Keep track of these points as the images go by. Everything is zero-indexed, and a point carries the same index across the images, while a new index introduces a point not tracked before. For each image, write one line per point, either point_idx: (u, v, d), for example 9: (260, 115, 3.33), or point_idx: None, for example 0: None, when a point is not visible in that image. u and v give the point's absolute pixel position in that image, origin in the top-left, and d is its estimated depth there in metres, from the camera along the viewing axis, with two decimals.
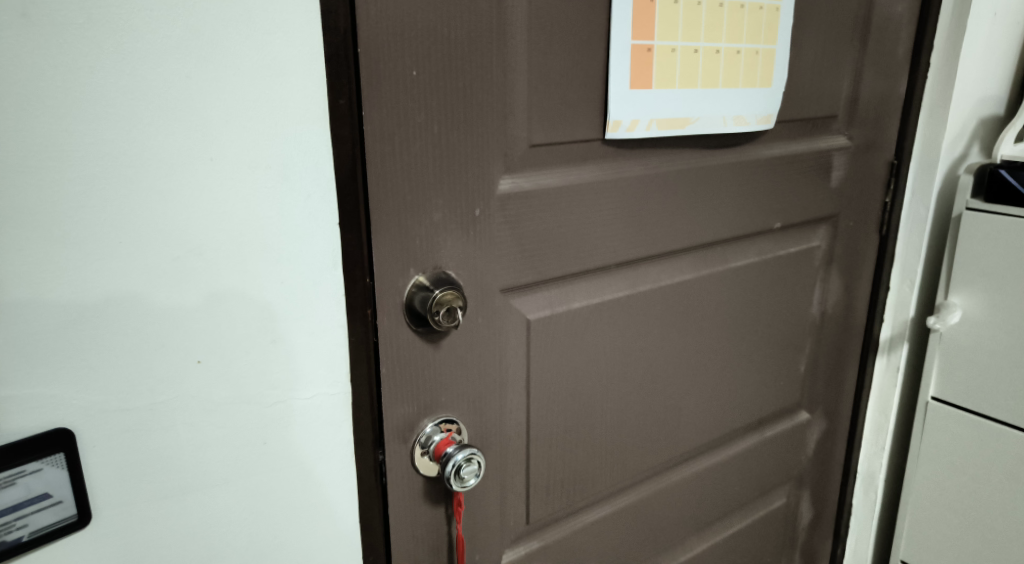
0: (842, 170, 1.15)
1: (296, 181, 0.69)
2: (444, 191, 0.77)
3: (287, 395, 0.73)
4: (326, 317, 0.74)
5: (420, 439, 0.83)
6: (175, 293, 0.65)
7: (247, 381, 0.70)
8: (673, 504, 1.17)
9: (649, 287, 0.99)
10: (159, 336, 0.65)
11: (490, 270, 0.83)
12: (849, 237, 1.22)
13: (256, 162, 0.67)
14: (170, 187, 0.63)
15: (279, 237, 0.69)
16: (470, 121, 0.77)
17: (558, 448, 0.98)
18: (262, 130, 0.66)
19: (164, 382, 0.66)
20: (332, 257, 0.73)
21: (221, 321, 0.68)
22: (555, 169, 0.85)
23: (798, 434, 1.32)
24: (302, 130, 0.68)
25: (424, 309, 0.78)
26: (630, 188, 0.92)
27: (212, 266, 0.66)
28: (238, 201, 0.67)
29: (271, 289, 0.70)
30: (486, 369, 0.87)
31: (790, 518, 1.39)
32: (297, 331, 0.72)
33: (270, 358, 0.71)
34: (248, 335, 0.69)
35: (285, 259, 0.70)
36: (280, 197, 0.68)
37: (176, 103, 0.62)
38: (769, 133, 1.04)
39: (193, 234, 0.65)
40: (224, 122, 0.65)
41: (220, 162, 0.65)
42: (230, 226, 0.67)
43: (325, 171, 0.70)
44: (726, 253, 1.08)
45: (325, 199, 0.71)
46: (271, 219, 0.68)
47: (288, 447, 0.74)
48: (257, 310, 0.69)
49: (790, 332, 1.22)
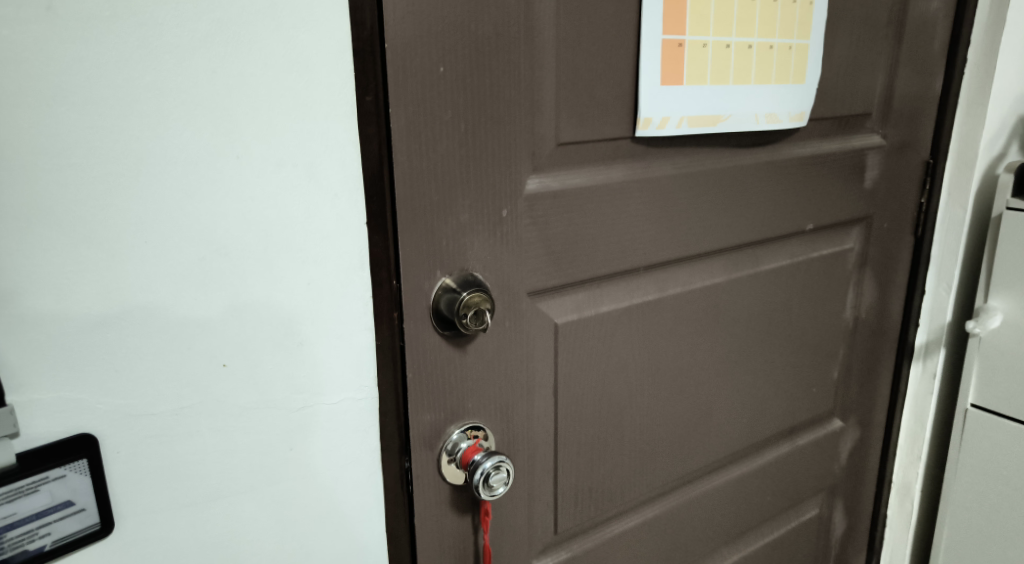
0: (875, 170, 1.11)
1: (323, 180, 0.68)
2: (471, 192, 0.75)
3: (315, 401, 0.71)
4: (353, 320, 0.72)
5: (446, 446, 0.81)
6: (202, 294, 0.64)
7: (274, 386, 0.69)
8: (703, 514, 1.14)
9: (679, 290, 0.97)
10: (185, 339, 0.63)
11: (519, 273, 0.81)
12: (884, 240, 1.18)
13: (284, 160, 0.65)
14: (196, 186, 0.62)
15: (305, 235, 0.67)
16: (498, 119, 0.75)
17: (586, 457, 0.95)
18: (288, 126, 0.65)
19: (189, 387, 0.64)
20: (358, 258, 0.71)
21: (247, 324, 0.66)
22: (583, 168, 0.83)
23: (830, 443, 1.29)
24: (329, 129, 0.67)
25: (450, 313, 0.76)
26: (661, 188, 0.89)
27: (236, 267, 0.65)
28: (266, 201, 0.65)
29: (297, 290, 0.68)
30: (514, 374, 0.85)
31: (822, 528, 1.35)
32: (324, 335, 0.70)
33: (295, 362, 0.69)
34: (275, 338, 0.68)
35: (311, 260, 0.68)
36: (308, 195, 0.67)
37: (204, 100, 0.61)
38: (802, 131, 1.01)
39: (219, 235, 0.64)
40: (251, 120, 0.63)
41: (248, 160, 0.64)
42: (256, 226, 0.65)
43: (352, 170, 0.69)
44: (757, 256, 1.05)
45: (352, 198, 0.69)
46: (297, 219, 0.67)
47: (314, 454, 0.72)
48: (283, 311, 0.68)
49: (824, 338, 1.19)
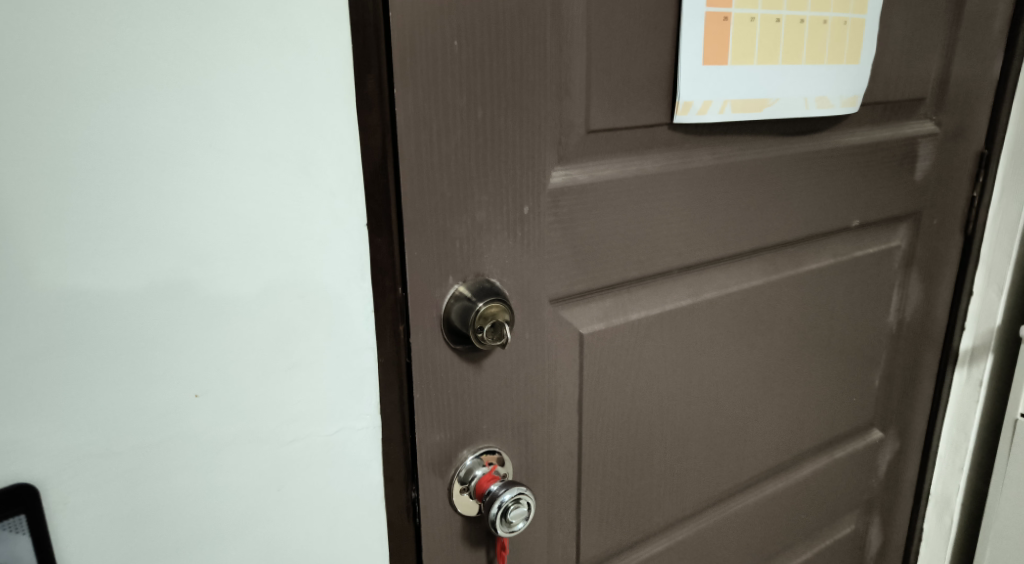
0: (928, 160, 1.01)
1: (318, 175, 0.58)
2: (489, 186, 0.66)
3: (308, 432, 0.62)
4: (353, 339, 0.63)
5: (459, 473, 0.72)
6: (173, 312, 0.54)
7: (260, 416, 0.59)
8: (734, 534, 1.05)
9: (715, 294, 0.87)
10: (154, 365, 0.54)
11: (541, 278, 0.71)
12: (933, 237, 1.08)
13: (272, 152, 0.56)
14: (162, 185, 0.52)
15: (296, 241, 0.58)
16: (520, 104, 0.65)
17: (611, 478, 0.86)
18: (275, 114, 0.55)
19: (159, 421, 0.55)
20: (358, 267, 0.61)
21: (228, 346, 0.57)
22: (614, 159, 0.73)
23: (869, 455, 1.20)
24: (324, 115, 0.57)
25: (464, 325, 0.66)
26: (699, 181, 0.79)
27: (213, 280, 0.55)
28: (249, 201, 0.56)
29: (287, 304, 0.59)
30: (535, 391, 0.75)
31: (858, 544, 1.27)
32: (319, 356, 0.61)
33: (285, 388, 0.60)
34: (261, 362, 0.58)
35: (303, 270, 0.59)
36: (299, 193, 0.57)
37: (173, 83, 0.51)
38: (854, 118, 0.91)
39: (194, 241, 0.54)
40: (231, 105, 0.53)
41: (227, 153, 0.54)
42: (236, 232, 0.55)
43: (351, 165, 0.59)
44: (799, 255, 0.95)
45: (351, 197, 0.60)
46: (287, 221, 0.57)
47: (307, 492, 0.63)
48: (271, 330, 0.58)
49: (866, 344, 1.09)
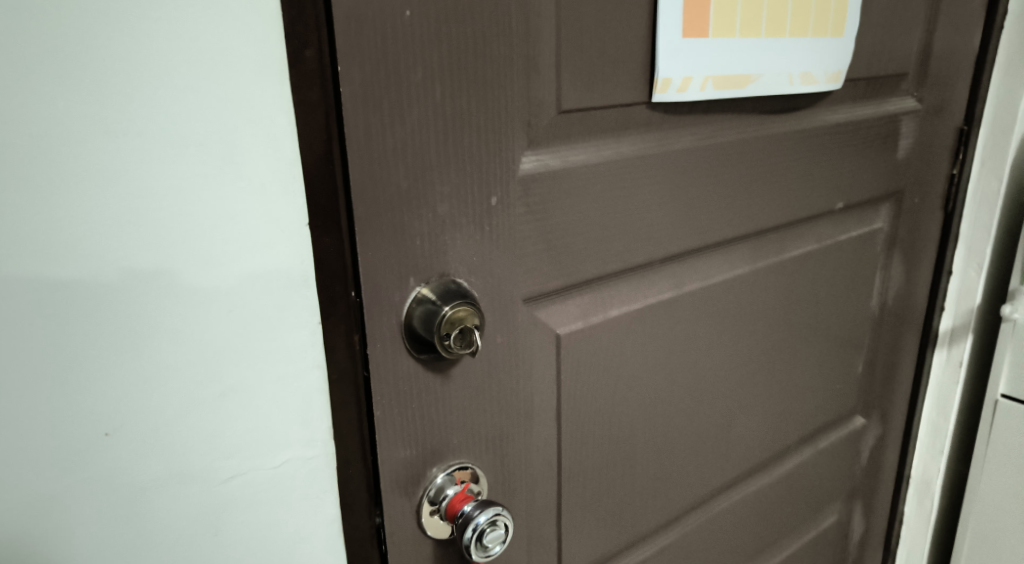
0: (910, 137, 0.97)
1: (247, 169, 0.51)
2: (451, 175, 0.59)
3: (247, 467, 0.56)
4: (296, 356, 0.56)
5: (429, 493, 0.65)
6: (74, 338, 0.48)
7: (189, 451, 0.53)
8: (720, 533, 1.00)
9: (698, 286, 0.81)
10: (50, 402, 0.48)
11: (512, 275, 0.65)
12: (914, 217, 1.04)
13: (187, 145, 0.49)
14: (56, 196, 0.46)
15: (223, 247, 0.51)
16: (483, 82, 0.58)
17: (593, 486, 0.80)
18: (187, 105, 0.48)
19: (62, 465, 0.49)
20: (299, 275, 0.55)
21: (144, 375, 0.51)
22: (588, 142, 0.66)
23: (852, 443, 1.16)
24: (249, 99, 0.50)
25: (428, 332, 0.59)
26: (677, 164, 0.73)
27: (123, 302, 0.49)
28: (164, 210, 0.49)
29: (216, 321, 0.52)
30: (509, 399, 0.69)
31: (842, 534, 1.24)
32: (257, 377, 0.55)
33: (216, 418, 0.54)
34: (185, 391, 0.52)
35: (233, 282, 0.52)
36: (223, 196, 0.51)
37: (63, 69, 0.45)
38: (836, 94, 0.86)
39: (99, 259, 0.48)
40: (129, 101, 0.47)
41: (132, 156, 0.47)
42: (149, 248, 0.49)
43: (284, 156, 0.52)
44: (782, 241, 0.90)
45: (286, 191, 0.53)
46: (210, 231, 0.51)
47: (249, 529, 0.57)
48: (195, 355, 0.52)
49: (849, 330, 1.05)
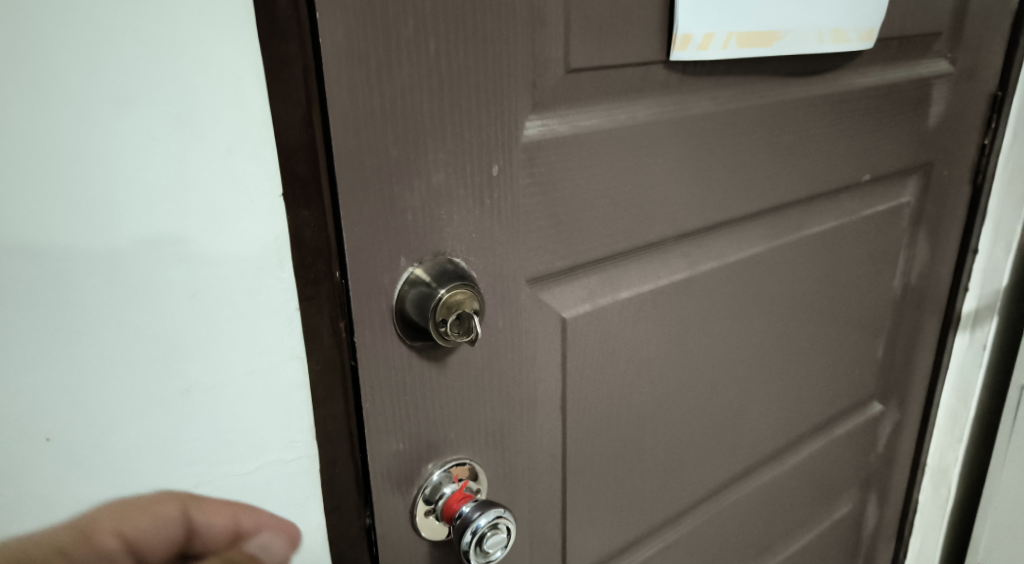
0: (941, 104, 0.90)
1: (207, 131, 0.45)
2: (447, 141, 0.52)
3: (215, 476, 0.50)
4: (272, 347, 0.50)
5: (424, 491, 0.59)
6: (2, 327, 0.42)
7: (147, 457, 0.47)
8: (732, 526, 0.95)
9: (714, 266, 0.75)
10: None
11: (515, 254, 0.58)
12: (941, 191, 0.97)
13: (133, 102, 0.42)
14: None
15: (181, 222, 0.45)
16: (483, 35, 0.52)
17: (601, 481, 0.74)
18: (131, 56, 0.42)
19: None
20: (274, 253, 0.48)
21: (93, 372, 0.45)
22: (599, 105, 0.60)
23: (869, 430, 1.11)
24: (208, 48, 0.43)
25: (422, 317, 0.53)
26: (696, 131, 0.67)
27: (62, 288, 0.43)
28: (110, 181, 0.43)
29: (174, 307, 0.46)
30: (510, 389, 0.63)
31: (856, 523, 1.19)
32: (225, 370, 0.49)
33: (178, 421, 0.48)
34: (140, 389, 0.46)
35: (195, 261, 0.46)
36: (181, 164, 0.44)
37: None
38: (866, 55, 0.79)
39: (32, 238, 0.42)
40: (56, 47, 0.40)
41: (66, 115, 0.41)
42: (93, 228, 0.43)
43: (253, 114, 0.46)
44: (803, 217, 0.84)
45: (255, 156, 0.46)
46: (166, 207, 0.44)
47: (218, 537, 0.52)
48: (151, 349, 0.46)
49: (870, 311, 0.99)
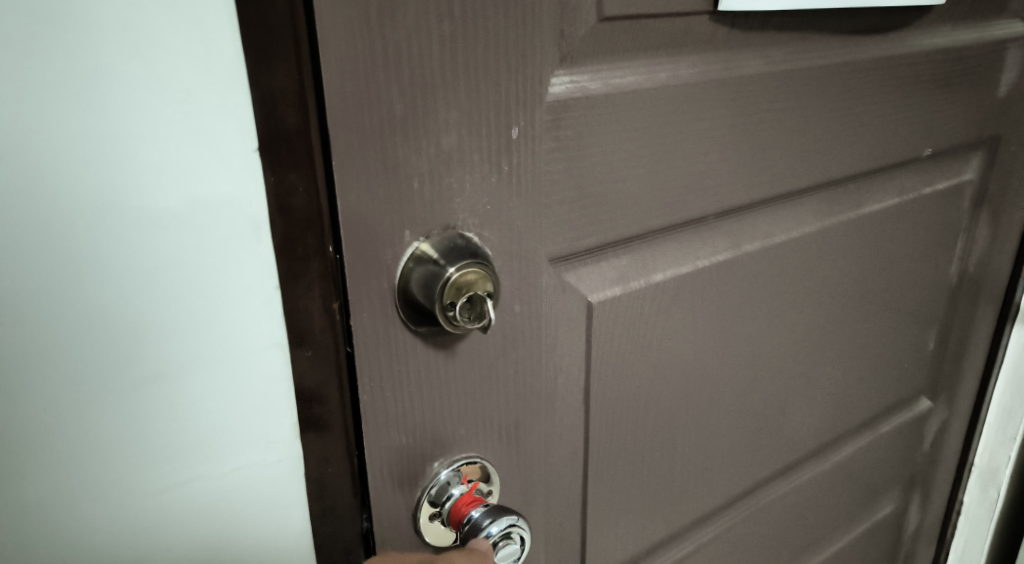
0: (1015, 71, 0.81)
1: (169, 71, 0.38)
2: (460, 96, 0.45)
3: (182, 464, 0.45)
4: (248, 328, 0.44)
5: (429, 492, 0.52)
6: None
7: (105, 442, 0.42)
8: (767, 528, 0.88)
9: (758, 246, 0.68)
10: None
11: (536, 229, 0.51)
12: (1008, 168, 0.89)
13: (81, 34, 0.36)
14: None
15: (140, 177, 0.39)
16: None
17: (626, 480, 0.68)
18: None
19: None
20: (250, 223, 0.42)
21: (41, 345, 0.40)
22: (636, 60, 0.53)
23: (916, 427, 1.03)
24: None
25: (427, 299, 0.46)
26: (745, 94, 0.59)
27: (0, 260, 0.38)
28: (52, 136, 0.37)
29: (133, 274, 0.40)
30: (529, 381, 0.56)
31: (897, 525, 1.11)
32: (192, 350, 0.43)
33: (139, 413, 0.43)
34: (96, 365, 0.41)
35: (156, 224, 0.40)
36: (139, 118, 0.38)
37: None
38: (934, 13, 0.71)
39: None
40: None
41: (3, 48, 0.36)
42: (37, 192, 0.38)
43: (223, 55, 0.39)
44: (858, 193, 0.76)
45: (227, 102, 0.40)
46: (122, 166, 0.39)
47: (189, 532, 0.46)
48: (107, 324, 0.41)
49: (924, 299, 0.91)
